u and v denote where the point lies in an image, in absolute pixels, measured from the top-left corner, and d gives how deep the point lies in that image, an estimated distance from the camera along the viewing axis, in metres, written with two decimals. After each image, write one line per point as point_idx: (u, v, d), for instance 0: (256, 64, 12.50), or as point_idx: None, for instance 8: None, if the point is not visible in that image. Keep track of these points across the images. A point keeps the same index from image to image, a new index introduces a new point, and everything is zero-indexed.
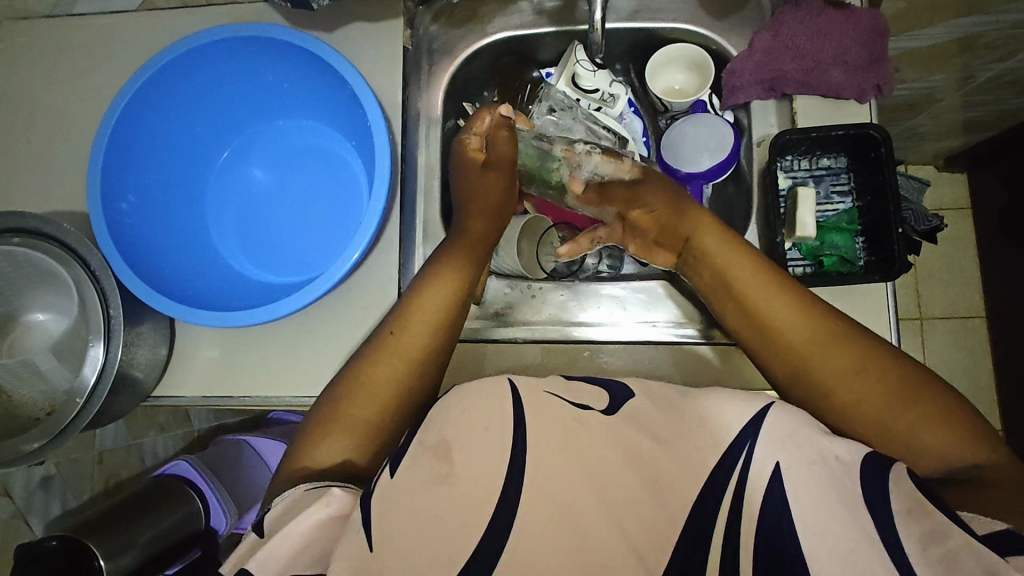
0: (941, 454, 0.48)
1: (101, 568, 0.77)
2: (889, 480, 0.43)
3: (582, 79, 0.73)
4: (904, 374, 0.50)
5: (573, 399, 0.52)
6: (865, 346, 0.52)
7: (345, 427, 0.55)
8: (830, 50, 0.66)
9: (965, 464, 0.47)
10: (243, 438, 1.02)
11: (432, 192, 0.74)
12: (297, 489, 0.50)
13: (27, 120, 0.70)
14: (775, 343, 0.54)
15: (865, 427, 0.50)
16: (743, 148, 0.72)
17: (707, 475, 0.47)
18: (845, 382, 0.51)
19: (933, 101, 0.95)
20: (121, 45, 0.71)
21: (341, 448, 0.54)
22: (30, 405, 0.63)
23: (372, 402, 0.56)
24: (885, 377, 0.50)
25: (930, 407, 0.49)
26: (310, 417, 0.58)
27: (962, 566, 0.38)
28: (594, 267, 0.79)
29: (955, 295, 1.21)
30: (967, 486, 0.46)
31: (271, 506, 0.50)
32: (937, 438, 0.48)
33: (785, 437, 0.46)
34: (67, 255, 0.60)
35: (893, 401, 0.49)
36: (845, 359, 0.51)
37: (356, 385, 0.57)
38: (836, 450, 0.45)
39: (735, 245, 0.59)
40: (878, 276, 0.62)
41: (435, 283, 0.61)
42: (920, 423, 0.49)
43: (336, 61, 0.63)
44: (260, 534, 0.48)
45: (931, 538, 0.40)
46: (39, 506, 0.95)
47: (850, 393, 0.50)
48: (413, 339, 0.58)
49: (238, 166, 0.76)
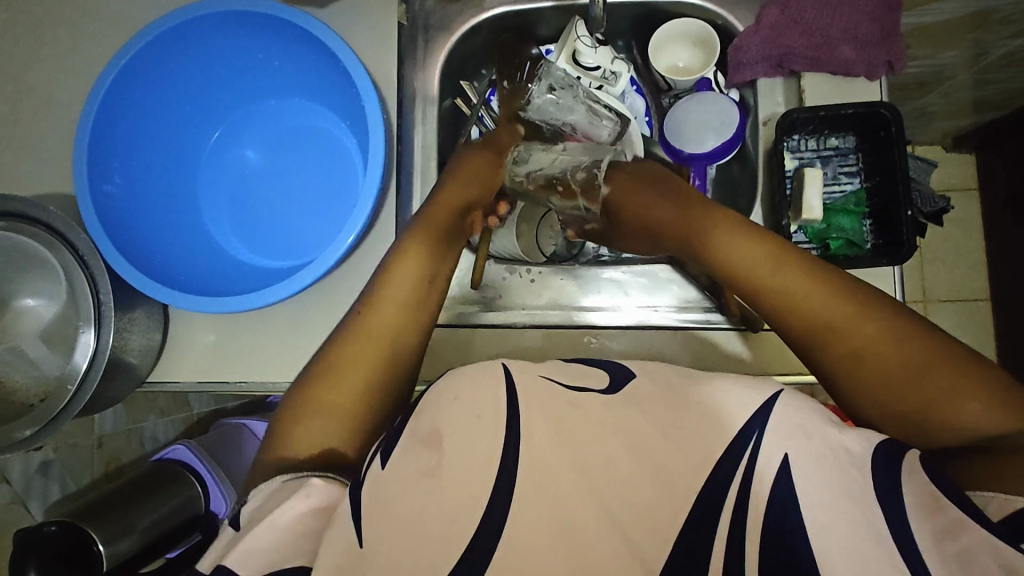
0: (972, 428, 0.45)
1: (100, 554, 0.76)
2: (905, 471, 0.42)
3: (582, 56, 0.72)
4: (929, 345, 0.47)
5: (570, 383, 0.51)
6: (890, 317, 0.49)
7: (320, 408, 0.54)
8: (840, 25, 0.64)
9: (996, 434, 0.44)
10: (243, 422, 1.03)
11: (429, 172, 0.72)
12: (274, 481, 0.49)
13: (12, 100, 0.69)
14: (796, 321, 0.51)
15: (892, 405, 0.47)
16: (748, 127, 0.70)
17: (712, 464, 0.46)
18: (872, 353, 0.48)
19: (943, 80, 0.92)
20: (109, 21, 0.69)
21: (328, 431, 0.53)
22: (22, 391, 0.62)
23: (341, 400, 0.54)
24: (910, 349, 0.48)
25: (960, 380, 0.46)
26: (286, 397, 0.57)
27: (979, 564, 0.37)
28: (594, 250, 0.78)
29: (960, 278, 1.19)
30: (995, 457, 0.43)
31: (247, 500, 0.49)
32: (968, 411, 0.45)
33: (795, 427, 0.45)
34: (54, 239, 0.58)
35: (920, 373, 0.47)
36: (867, 330, 0.49)
37: (323, 380, 0.55)
38: (847, 441, 0.44)
39: (743, 232, 0.55)
40: (886, 259, 0.61)
41: (391, 285, 0.58)
42: (948, 397, 0.46)
43: (327, 37, 0.60)
44: (237, 529, 0.47)
45: (946, 533, 0.39)
46: (38, 490, 0.96)
47: (877, 367, 0.48)
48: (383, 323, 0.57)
49: (230, 147, 0.75)
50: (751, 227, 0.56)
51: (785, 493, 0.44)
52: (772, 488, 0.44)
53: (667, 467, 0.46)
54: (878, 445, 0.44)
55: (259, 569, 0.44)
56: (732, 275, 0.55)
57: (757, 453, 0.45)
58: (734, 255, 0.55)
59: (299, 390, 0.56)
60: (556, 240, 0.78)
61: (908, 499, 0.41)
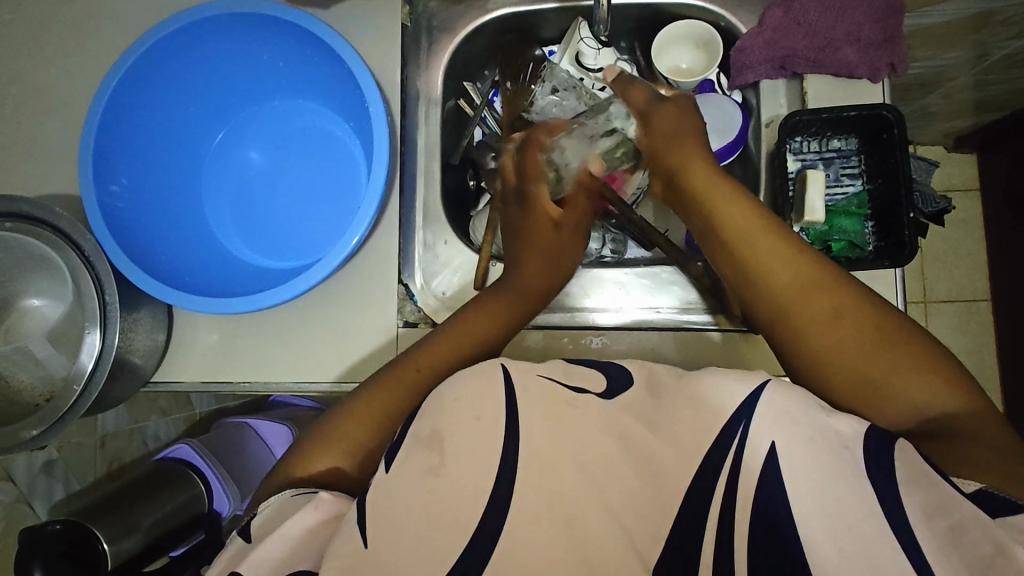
0: (917, 404, 0.46)
1: (106, 552, 0.76)
2: (895, 450, 0.42)
3: (586, 58, 0.73)
4: (883, 323, 0.49)
5: (568, 382, 0.51)
6: (851, 292, 0.51)
7: (341, 444, 0.54)
8: (843, 28, 0.64)
9: (947, 413, 0.46)
10: (245, 422, 1.02)
11: (432, 174, 0.71)
12: (283, 495, 0.50)
13: (17, 101, 0.69)
14: (760, 292, 0.53)
15: (841, 375, 0.49)
16: (750, 131, 0.70)
17: (706, 449, 0.46)
18: (823, 326, 0.50)
19: (945, 80, 0.93)
20: (113, 21, 0.69)
21: (336, 456, 0.54)
22: (28, 391, 0.62)
23: (370, 422, 0.55)
24: (866, 325, 0.49)
25: (909, 357, 0.47)
26: (316, 428, 0.57)
27: (968, 541, 0.38)
28: (597, 252, 0.77)
29: (961, 278, 1.20)
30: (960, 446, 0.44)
31: (256, 513, 0.49)
32: (915, 387, 0.47)
33: (783, 413, 0.45)
34: (59, 240, 0.59)
35: (870, 346, 0.48)
36: (828, 301, 0.50)
37: (358, 407, 0.56)
38: (836, 424, 0.44)
39: (736, 195, 0.57)
40: (887, 263, 0.61)
41: (454, 333, 0.60)
42: (898, 371, 0.47)
43: (331, 38, 0.61)
44: (246, 540, 0.47)
45: (936, 509, 0.39)
46: (42, 490, 0.96)
47: (827, 338, 0.49)
48: (431, 365, 0.58)
49: (234, 148, 0.75)
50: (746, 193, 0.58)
51: (773, 485, 0.44)
52: (762, 482, 0.45)
53: (661, 466, 0.47)
54: (869, 427, 0.44)
55: None
56: (721, 236, 0.56)
57: (744, 441, 0.46)
58: (725, 219, 0.56)
59: (332, 426, 0.56)
60: None
61: (897, 474, 0.41)
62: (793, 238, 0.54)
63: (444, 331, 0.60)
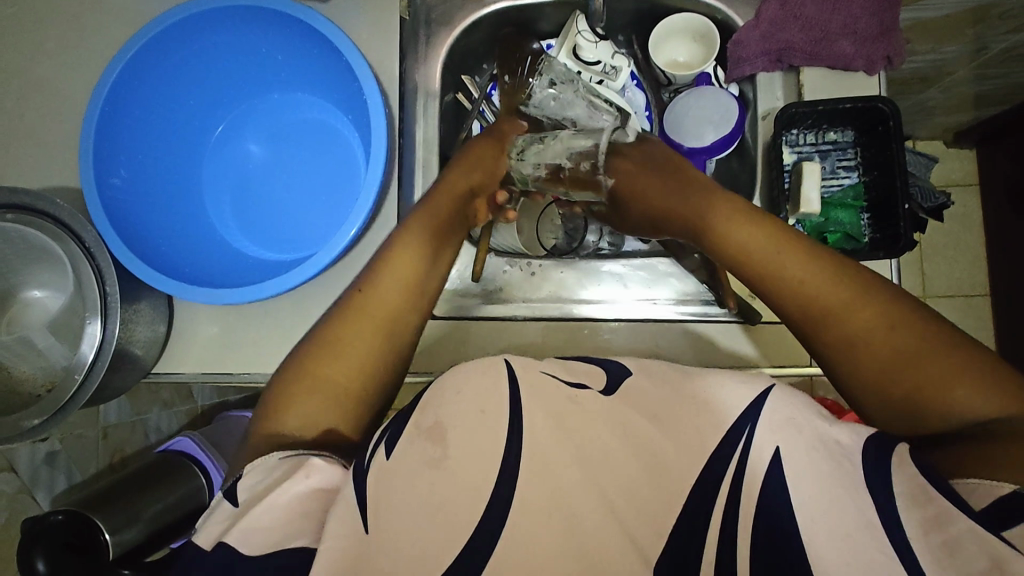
0: (963, 415, 0.45)
1: (107, 542, 0.78)
2: (893, 465, 0.42)
3: (583, 51, 0.72)
4: (930, 330, 0.48)
5: (571, 379, 0.52)
6: (890, 301, 0.50)
7: (314, 394, 0.54)
8: (840, 20, 0.64)
9: (991, 419, 0.44)
10: (246, 416, 1.04)
11: (430, 166, 0.72)
12: (273, 458, 0.50)
13: (19, 93, 0.69)
14: (792, 307, 0.52)
15: (887, 386, 0.48)
16: (747, 122, 0.70)
17: (707, 457, 0.47)
18: (874, 334, 0.49)
19: (944, 74, 0.93)
20: (114, 16, 0.70)
21: (317, 415, 0.53)
22: (30, 381, 0.63)
23: (348, 368, 0.55)
24: (915, 334, 0.48)
25: (958, 361, 0.46)
26: (281, 374, 0.56)
27: (964, 553, 0.38)
28: (594, 244, 0.79)
29: (960, 273, 1.20)
30: (972, 443, 0.44)
31: (245, 476, 0.49)
32: (957, 395, 0.45)
33: (786, 421, 0.46)
34: (61, 232, 0.59)
35: (915, 355, 0.47)
36: (868, 314, 0.49)
37: (326, 347, 0.55)
38: (837, 434, 0.45)
39: (733, 206, 0.57)
40: (882, 254, 0.62)
41: (404, 244, 0.60)
42: (947, 378, 0.46)
43: (328, 31, 0.61)
44: (237, 506, 0.47)
45: (932, 523, 0.40)
46: (45, 481, 0.96)
47: (879, 346, 0.48)
48: (383, 299, 0.57)
49: (234, 141, 0.76)
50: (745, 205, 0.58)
51: (778, 484, 0.45)
52: (768, 480, 0.45)
53: (664, 461, 0.47)
54: (868, 437, 0.45)
55: (261, 547, 0.45)
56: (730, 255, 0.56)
57: (750, 446, 0.46)
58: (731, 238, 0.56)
59: (302, 365, 0.55)
60: (556, 233, 0.79)
61: (896, 490, 0.41)
62: (789, 237, 0.54)
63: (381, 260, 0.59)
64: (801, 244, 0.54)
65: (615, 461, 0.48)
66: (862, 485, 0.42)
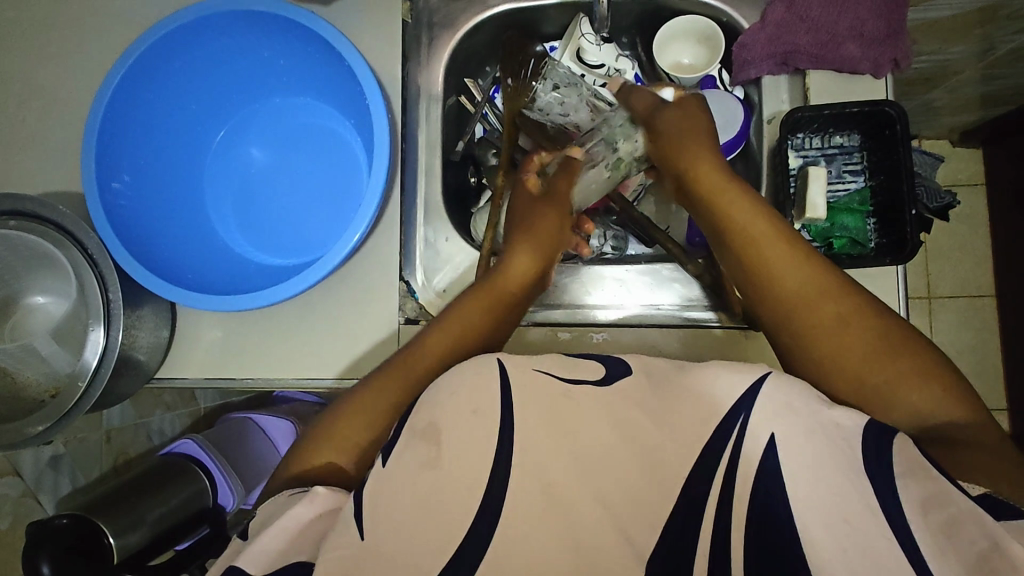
0: (919, 414, 0.47)
1: (111, 546, 0.77)
2: (894, 449, 0.42)
3: (587, 54, 0.73)
4: (887, 332, 0.50)
5: (567, 375, 0.51)
6: (853, 299, 0.51)
7: (338, 440, 0.55)
8: (847, 22, 0.63)
9: (943, 423, 0.46)
10: (248, 417, 1.05)
11: (433, 169, 0.71)
12: (281, 494, 0.50)
13: (21, 99, 0.69)
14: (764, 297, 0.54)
15: (846, 381, 0.49)
16: (753, 127, 0.70)
17: (702, 443, 0.47)
18: (829, 329, 0.50)
19: (951, 74, 0.92)
20: (116, 20, 0.70)
21: (334, 453, 0.54)
22: (34, 386, 0.62)
23: (366, 422, 0.55)
24: (874, 332, 0.49)
25: (912, 364, 0.48)
26: (322, 418, 0.58)
27: (964, 534, 0.38)
28: (599, 248, 0.75)
29: (965, 273, 1.19)
30: (939, 446, 0.45)
31: (253, 515, 0.50)
32: (914, 396, 0.47)
33: (782, 406, 0.46)
34: (63, 238, 0.59)
35: (873, 351, 0.49)
36: (832, 308, 0.51)
37: (355, 408, 0.56)
38: (837, 416, 0.45)
39: (750, 200, 0.58)
40: (889, 259, 0.61)
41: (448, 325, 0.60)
42: (899, 377, 0.48)
43: (329, 34, 0.60)
44: (243, 538, 0.47)
45: (933, 502, 0.39)
46: (49, 484, 0.96)
47: (834, 342, 0.50)
48: (426, 360, 0.58)
49: (236, 145, 0.75)
50: (763, 205, 0.58)
51: (773, 482, 0.44)
52: (761, 474, 0.45)
53: (660, 458, 0.47)
54: (869, 420, 0.44)
55: (269, 566, 0.44)
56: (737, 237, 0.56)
57: (745, 432, 0.46)
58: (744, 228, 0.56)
59: (328, 423, 0.56)
60: None
61: (895, 469, 0.41)
62: (816, 261, 0.53)
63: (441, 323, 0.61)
64: (823, 262, 0.54)
65: (610, 455, 0.48)
66: (861, 463, 0.42)
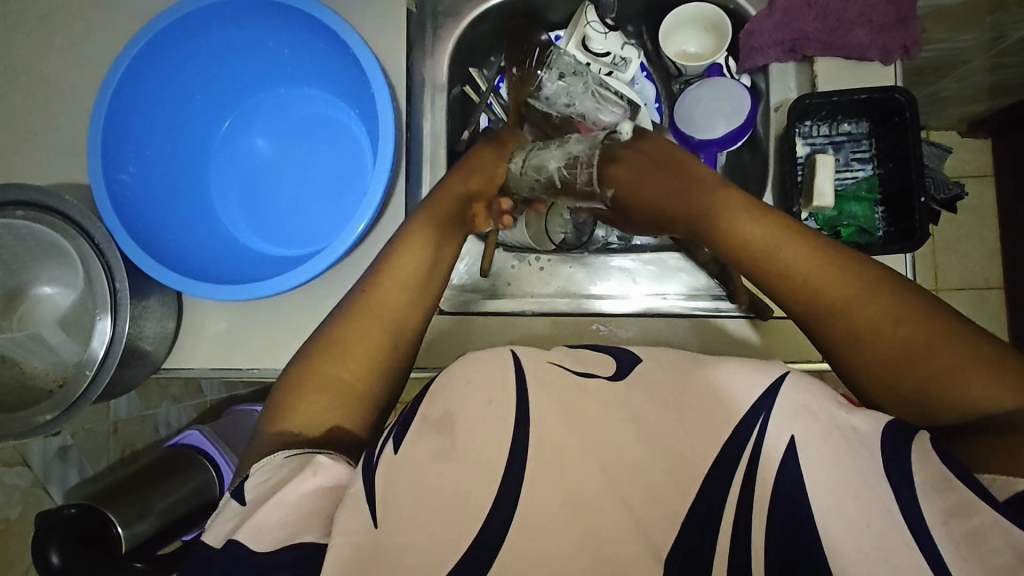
0: (979, 405, 0.44)
1: (119, 535, 0.79)
2: (913, 448, 0.42)
3: (593, 42, 0.72)
4: (933, 325, 0.47)
5: (581, 367, 0.52)
6: (893, 296, 0.49)
7: (325, 397, 0.54)
8: (855, 9, 0.62)
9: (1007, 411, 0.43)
10: (253, 408, 1.04)
11: (438, 159, 0.72)
12: (277, 459, 0.49)
13: (27, 90, 0.69)
14: (778, 283, 0.53)
15: (899, 383, 0.47)
16: (760, 113, 0.70)
17: (724, 440, 0.46)
18: (875, 333, 0.48)
19: (960, 64, 0.91)
20: (122, 11, 0.70)
21: (328, 412, 0.53)
22: (42, 376, 0.63)
23: (351, 365, 0.55)
24: (920, 329, 0.47)
25: (965, 355, 0.45)
26: (293, 363, 0.57)
27: (989, 546, 0.38)
28: (604, 239, 0.77)
29: (974, 266, 1.18)
30: (989, 437, 0.43)
31: (250, 477, 0.49)
32: (974, 388, 0.44)
33: (799, 407, 0.46)
34: (70, 228, 0.59)
35: (924, 349, 0.46)
36: (872, 310, 0.49)
37: (326, 348, 0.56)
38: (854, 421, 0.45)
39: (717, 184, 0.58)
40: (897, 246, 0.60)
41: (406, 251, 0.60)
42: (944, 375, 0.45)
43: (334, 24, 0.60)
44: (244, 504, 0.47)
45: (958, 512, 0.39)
46: (58, 475, 0.97)
47: (881, 347, 0.48)
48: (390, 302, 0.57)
49: (240, 136, 0.75)
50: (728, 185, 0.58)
51: (793, 476, 0.44)
52: (782, 465, 0.44)
53: (674, 447, 0.47)
54: (887, 425, 0.44)
55: (272, 544, 0.45)
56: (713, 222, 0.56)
57: (767, 428, 0.45)
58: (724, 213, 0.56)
59: (302, 364, 0.56)
60: (565, 228, 0.77)
61: (917, 479, 0.41)
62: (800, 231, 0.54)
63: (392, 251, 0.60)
64: (813, 244, 0.53)
65: (621, 442, 0.47)
66: (882, 465, 0.42)
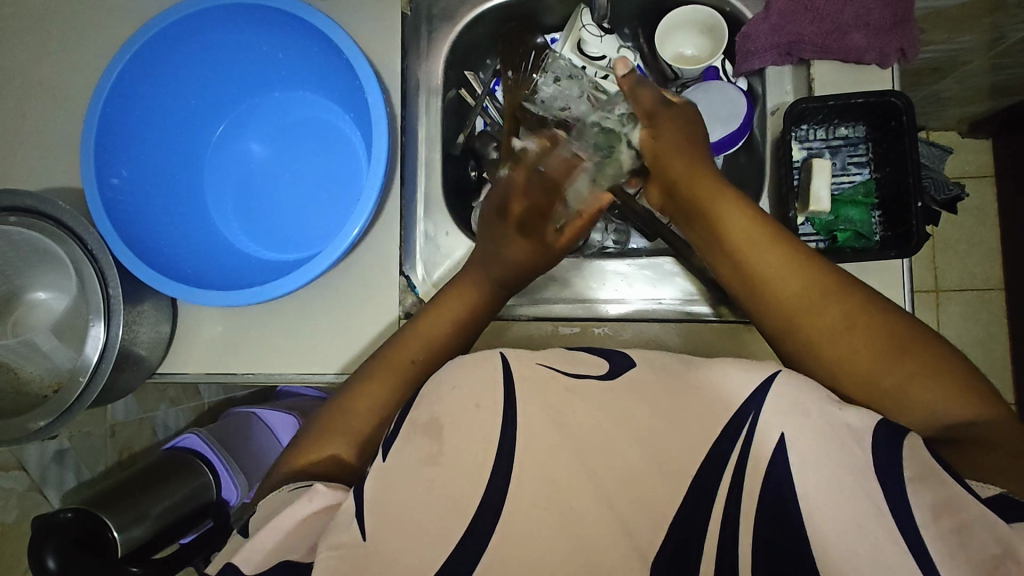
0: (936, 412, 0.46)
1: (115, 540, 0.77)
2: (906, 446, 0.41)
3: (588, 45, 0.71)
4: (898, 329, 0.49)
5: (570, 369, 0.50)
6: (857, 299, 0.50)
7: (343, 430, 0.56)
8: (852, 12, 0.62)
9: (963, 422, 0.45)
10: (253, 413, 1.01)
11: (433, 164, 0.71)
12: (279, 491, 0.50)
13: (21, 95, 0.69)
14: (757, 293, 0.53)
15: (860, 391, 0.48)
16: (755, 117, 0.69)
17: (717, 432, 0.46)
18: (835, 336, 0.49)
19: (959, 65, 0.90)
20: (115, 15, 0.69)
21: (335, 445, 0.55)
22: (37, 381, 0.63)
23: (368, 410, 0.56)
24: (884, 334, 0.48)
25: (923, 364, 0.47)
26: (323, 409, 0.59)
27: (976, 540, 0.37)
28: (600, 243, 0.76)
29: (974, 267, 1.18)
30: (964, 446, 0.44)
31: (256, 509, 0.49)
32: (929, 396, 0.46)
33: (792, 405, 0.44)
34: (66, 235, 0.59)
35: (885, 356, 0.48)
36: (838, 307, 0.50)
37: (355, 399, 0.57)
38: (848, 417, 0.43)
39: (745, 211, 0.55)
40: (894, 252, 0.60)
41: (435, 315, 0.61)
42: (913, 379, 0.47)
43: (328, 29, 0.60)
44: (243, 536, 0.47)
45: (945, 508, 0.38)
46: (54, 478, 1.02)
47: (836, 349, 0.49)
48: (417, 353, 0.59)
49: (236, 140, 0.75)
50: (753, 206, 0.56)
51: (782, 482, 0.44)
52: (772, 470, 0.44)
53: (663, 452, 0.47)
54: (879, 420, 0.43)
55: (258, 565, 0.44)
56: (726, 246, 0.55)
57: (755, 428, 0.45)
58: (735, 236, 0.55)
59: (330, 414, 0.57)
60: None
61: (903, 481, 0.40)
62: (792, 244, 0.53)
63: (426, 315, 0.61)
64: (822, 266, 0.52)
65: (611, 446, 0.47)
66: (872, 462, 0.41)
